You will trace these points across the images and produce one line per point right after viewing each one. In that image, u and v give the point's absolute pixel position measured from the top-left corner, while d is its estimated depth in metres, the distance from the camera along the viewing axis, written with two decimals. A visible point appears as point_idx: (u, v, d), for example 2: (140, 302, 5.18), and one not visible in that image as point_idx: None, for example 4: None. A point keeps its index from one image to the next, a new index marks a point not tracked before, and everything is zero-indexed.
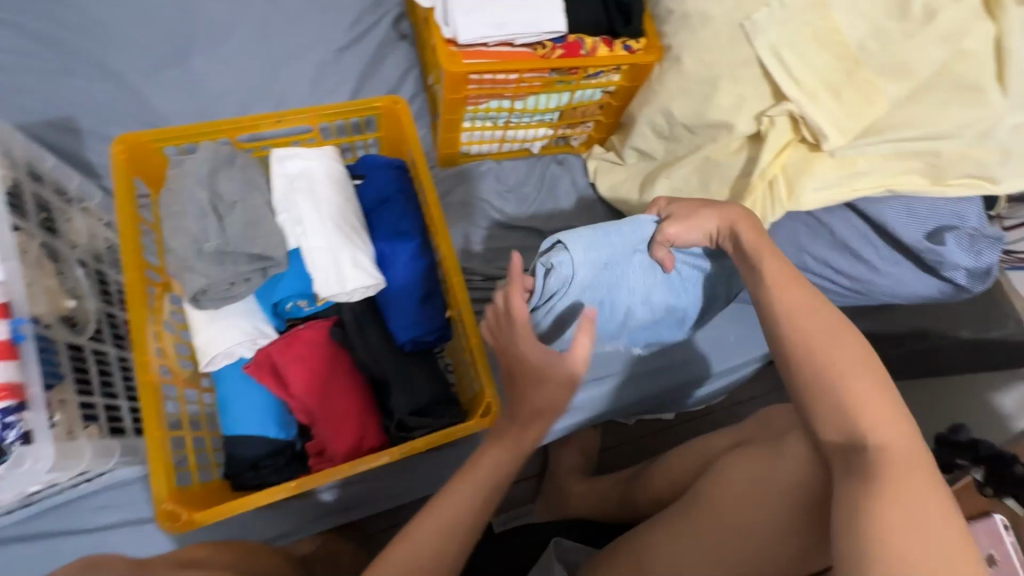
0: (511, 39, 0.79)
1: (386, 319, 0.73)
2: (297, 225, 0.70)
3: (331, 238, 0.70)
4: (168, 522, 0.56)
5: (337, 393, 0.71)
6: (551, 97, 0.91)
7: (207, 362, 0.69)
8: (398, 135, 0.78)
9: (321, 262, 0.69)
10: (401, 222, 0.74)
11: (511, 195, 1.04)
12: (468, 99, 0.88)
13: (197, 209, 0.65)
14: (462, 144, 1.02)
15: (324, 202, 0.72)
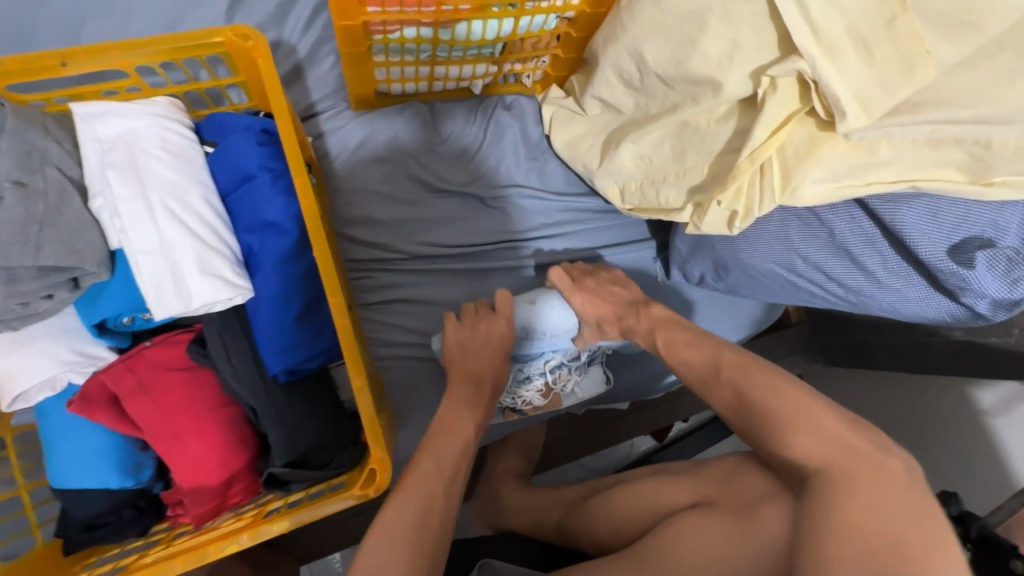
0: None
1: (255, 338, 0.56)
2: (116, 220, 0.50)
3: (164, 234, 0.51)
4: None
5: (191, 436, 0.55)
6: (488, 24, 0.68)
7: (15, 399, 0.53)
8: (262, 80, 0.57)
9: (150, 270, 0.51)
10: (271, 210, 0.56)
11: (445, 149, 0.84)
12: (372, 25, 0.64)
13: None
14: (379, 83, 0.78)
15: (154, 182, 0.52)
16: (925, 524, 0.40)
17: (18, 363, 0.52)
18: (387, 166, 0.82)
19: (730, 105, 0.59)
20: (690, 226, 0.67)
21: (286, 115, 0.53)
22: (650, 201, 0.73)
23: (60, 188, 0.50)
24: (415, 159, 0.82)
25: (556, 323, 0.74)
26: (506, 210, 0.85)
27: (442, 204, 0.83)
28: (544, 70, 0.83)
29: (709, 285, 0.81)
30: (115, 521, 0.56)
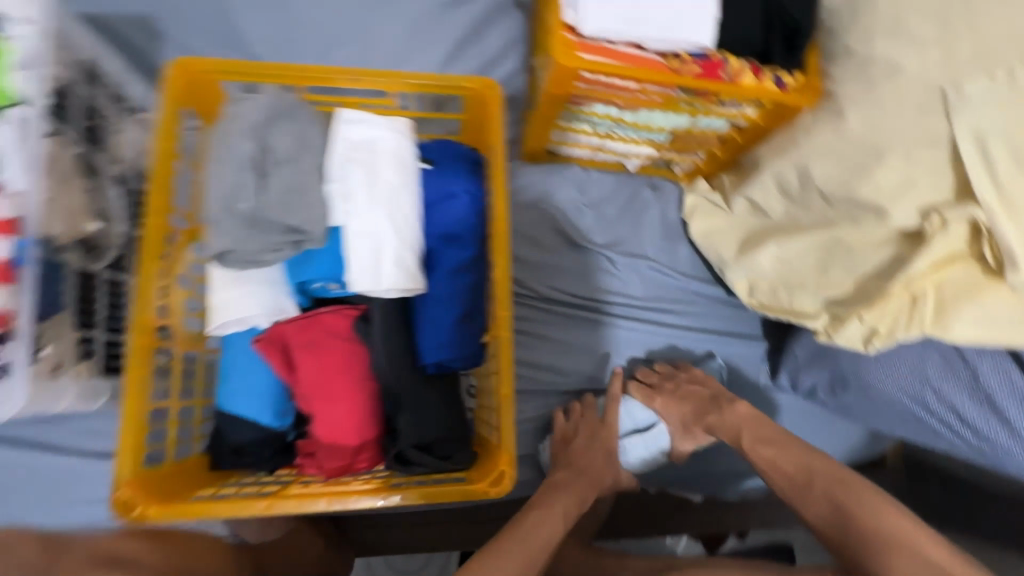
0: (640, 41, 0.64)
1: (415, 329, 0.64)
2: (347, 204, 0.62)
3: (379, 225, 0.61)
4: (121, 511, 0.54)
5: (342, 398, 0.62)
6: (668, 116, 0.77)
7: (217, 326, 0.62)
8: (483, 121, 0.68)
9: (361, 251, 0.61)
10: (461, 226, 0.65)
11: (589, 210, 0.92)
12: (571, 97, 0.74)
13: (243, 162, 0.58)
14: (551, 142, 0.88)
15: (382, 182, 0.63)
16: None
17: (233, 298, 0.62)
18: (538, 213, 0.91)
19: (890, 232, 0.63)
20: (822, 334, 0.69)
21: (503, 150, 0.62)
22: (779, 301, 0.76)
23: (311, 168, 0.60)
24: (562, 213, 0.91)
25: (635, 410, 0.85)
26: (629, 277, 0.91)
27: (575, 256, 0.90)
28: (696, 163, 0.91)
29: (818, 398, 0.81)
30: (257, 454, 0.63)
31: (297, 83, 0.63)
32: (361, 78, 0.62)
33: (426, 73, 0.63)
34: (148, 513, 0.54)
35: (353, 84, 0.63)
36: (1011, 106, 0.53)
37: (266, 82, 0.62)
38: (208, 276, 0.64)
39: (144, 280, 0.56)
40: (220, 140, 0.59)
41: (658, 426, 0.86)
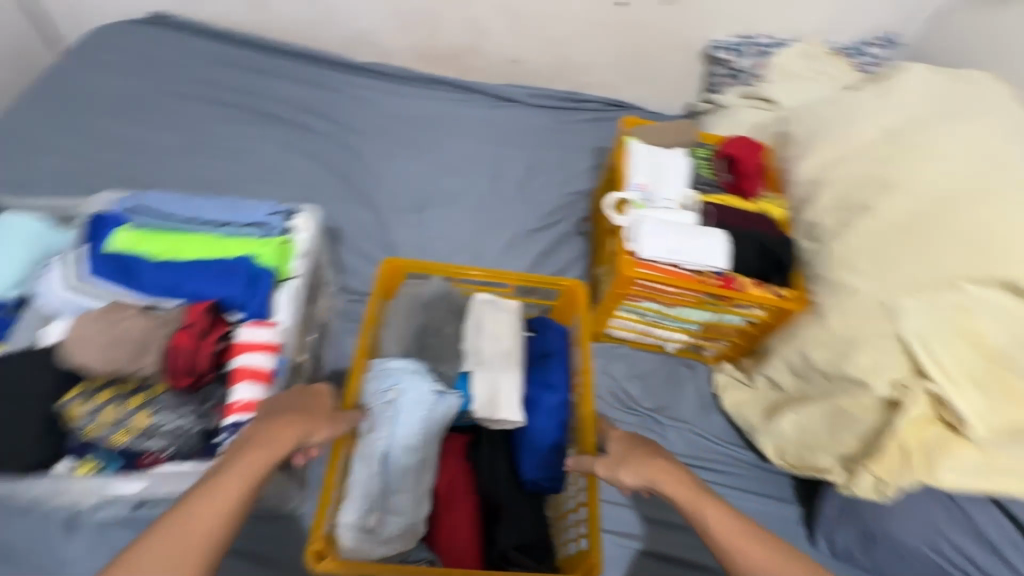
0: (679, 262, 0.96)
1: (518, 456, 0.83)
2: (477, 354, 0.86)
3: (499, 371, 0.85)
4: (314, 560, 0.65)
5: (461, 508, 0.78)
6: (698, 312, 1.05)
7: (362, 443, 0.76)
8: (572, 307, 0.97)
9: (485, 389, 0.83)
10: (552, 376, 0.88)
11: (638, 380, 1.15)
12: (628, 295, 1.04)
13: (413, 332, 0.87)
14: (608, 326, 1.16)
15: (502, 342, 0.88)
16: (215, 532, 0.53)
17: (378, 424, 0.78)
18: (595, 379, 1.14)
19: (876, 401, 0.84)
20: (843, 487, 0.85)
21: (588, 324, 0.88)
22: (804, 462, 0.93)
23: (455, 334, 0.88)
24: (615, 382, 1.14)
25: (397, 456, 0.76)
26: (672, 437, 1.09)
27: (627, 417, 1.10)
28: (723, 349, 1.16)
29: (856, 560, 0.89)
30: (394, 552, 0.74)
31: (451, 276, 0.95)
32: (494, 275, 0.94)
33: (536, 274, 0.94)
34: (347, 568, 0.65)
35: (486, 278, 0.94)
36: (935, 316, 0.79)
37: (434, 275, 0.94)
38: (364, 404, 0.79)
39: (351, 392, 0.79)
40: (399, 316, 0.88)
41: (395, 494, 0.74)
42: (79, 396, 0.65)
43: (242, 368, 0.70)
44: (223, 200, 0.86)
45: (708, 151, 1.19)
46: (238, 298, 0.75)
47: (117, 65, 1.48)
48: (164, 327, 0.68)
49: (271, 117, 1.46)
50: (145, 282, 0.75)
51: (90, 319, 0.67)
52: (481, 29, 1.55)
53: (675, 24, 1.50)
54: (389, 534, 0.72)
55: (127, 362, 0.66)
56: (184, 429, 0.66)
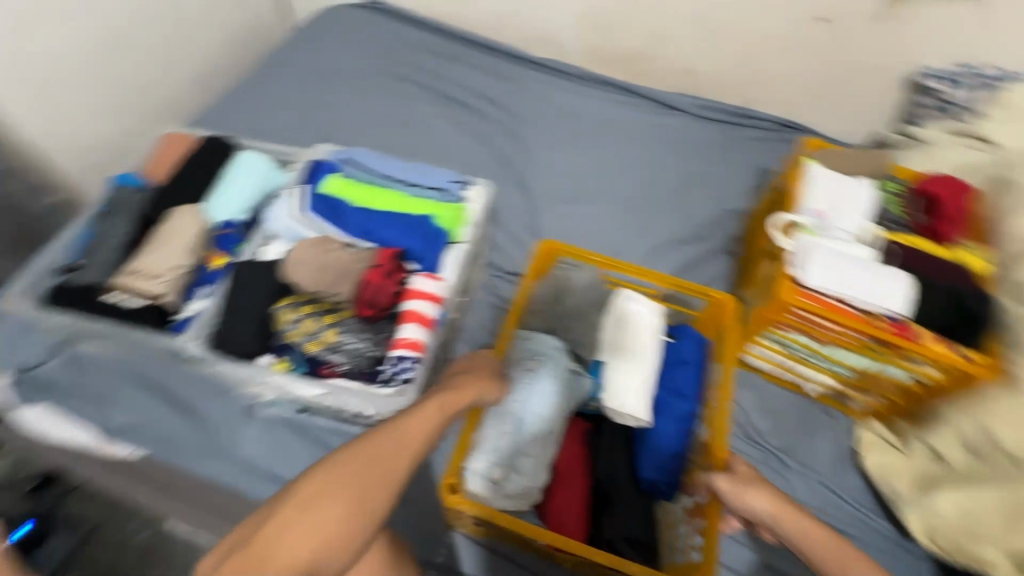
0: (848, 297, 0.89)
1: (638, 454, 0.84)
2: (613, 346, 0.88)
3: (632, 368, 0.86)
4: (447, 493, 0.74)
5: (576, 487, 0.81)
6: (857, 357, 0.97)
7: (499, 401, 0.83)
8: (717, 322, 0.95)
9: (616, 381, 0.85)
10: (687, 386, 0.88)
11: (768, 415, 1.08)
12: (778, 323, 0.99)
13: (562, 313, 0.91)
14: (746, 352, 1.10)
15: (641, 340, 0.88)
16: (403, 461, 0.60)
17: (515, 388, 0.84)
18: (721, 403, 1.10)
19: None
20: None
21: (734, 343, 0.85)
22: (961, 549, 0.82)
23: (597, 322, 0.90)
24: (743, 411, 1.09)
25: (529, 422, 0.81)
26: (797, 484, 1.01)
27: (750, 450, 1.04)
28: (874, 405, 1.05)
29: None
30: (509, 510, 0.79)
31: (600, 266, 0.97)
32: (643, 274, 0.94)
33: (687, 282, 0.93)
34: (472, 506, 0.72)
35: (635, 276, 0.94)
36: None
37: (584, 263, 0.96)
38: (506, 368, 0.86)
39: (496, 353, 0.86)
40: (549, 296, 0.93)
41: (522, 455, 0.79)
42: (290, 305, 0.79)
43: (412, 311, 0.79)
44: (415, 164, 0.97)
45: (900, 184, 1.07)
46: (418, 251, 0.84)
47: (334, 40, 1.71)
48: (361, 264, 0.79)
49: (449, 99, 1.60)
50: (347, 221, 0.86)
51: (307, 244, 0.80)
52: (660, 35, 1.55)
53: (881, 47, 1.37)
54: (510, 491, 0.78)
55: (328, 285, 0.77)
56: (360, 351, 0.77)
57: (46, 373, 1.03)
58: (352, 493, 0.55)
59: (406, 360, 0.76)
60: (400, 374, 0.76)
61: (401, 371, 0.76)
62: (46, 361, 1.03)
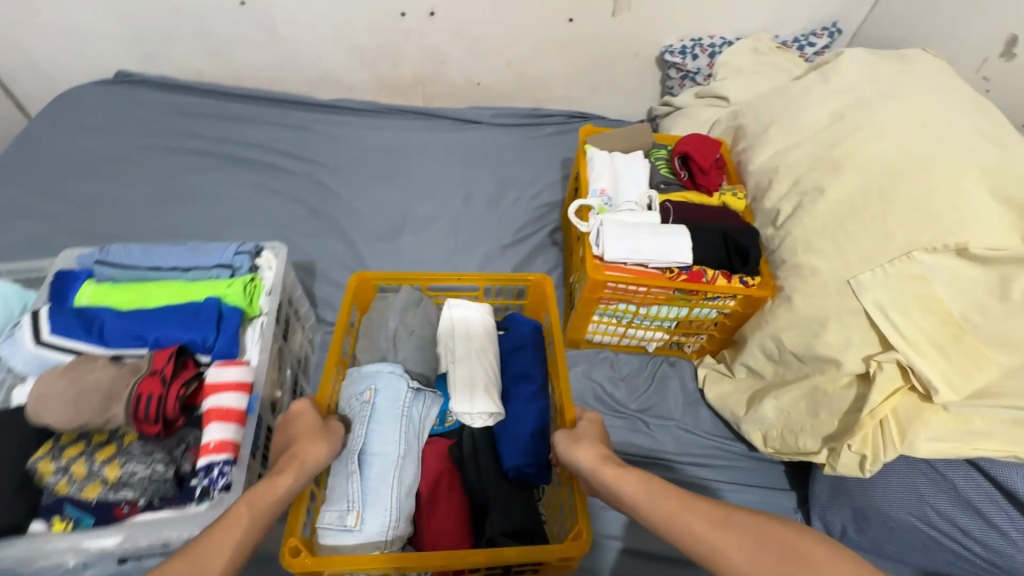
0: (645, 261, 0.98)
1: (499, 449, 0.83)
2: (451, 355, 0.88)
3: (471, 368, 0.86)
4: (288, 556, 0.65)
5: (445, 502, 0.80)
6: (672, 309, 1.07)
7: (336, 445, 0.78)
8: (542, 302, 0.99)
9: (459, 384, 0.84)
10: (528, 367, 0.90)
11: (622, 382, 1.15)
12: (601, 299, 1.06)
13: (386, 335, 0.88)
14: (588, 332, 1.16)
15: (475, 341, 0.89)
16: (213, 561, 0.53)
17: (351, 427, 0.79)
18: (580, 386, 1.14)
19: (850, 377, 0.84)
20: (828, 466, 0.84)
21: (558, 315, 0.89)
22: (789, 445, 0.93)
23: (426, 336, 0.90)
24: (601, 386, 1.15)
25: (373, 455, 0.76)
26: (662, 437, 1.09)
27: (615, 420, 1.10)
28: (701, 343, 1.17)
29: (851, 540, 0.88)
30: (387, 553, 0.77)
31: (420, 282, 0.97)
32: (462, 278, 0.95)
33: (503, 272, 0.95)
34: (317, 564, 0.65)
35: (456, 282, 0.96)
36: (889, 286, 0.80)
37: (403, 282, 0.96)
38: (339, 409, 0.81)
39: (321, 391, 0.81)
40: (371, 323, 0.90)
41: (376, 491, 0.74)
42: (48, 454, 0.65)
43: (213, 408, 0.70)
44: (186, 246, 0.87)
45: (665, 151, 1.21)
46: (207, 340, 0.75)
47: (87, 125, 1.51)
48: (131, 375, 0.68)
49: (240, 161, 1.49)
50: (110, 333, 0.75)
51: (54, 376, 0.67)
52: (438, 57, 1.60)
53: (626, 35, 1.55)
54: (370, 531, 0.72)
55: (92, 414, 0.65)
56: (153, 476, 0.65)
57: None
58: None
59: (216, 466, 0.67)
60: (215, 484, 0.67)
61: (214, 481, 0.67)
62: None
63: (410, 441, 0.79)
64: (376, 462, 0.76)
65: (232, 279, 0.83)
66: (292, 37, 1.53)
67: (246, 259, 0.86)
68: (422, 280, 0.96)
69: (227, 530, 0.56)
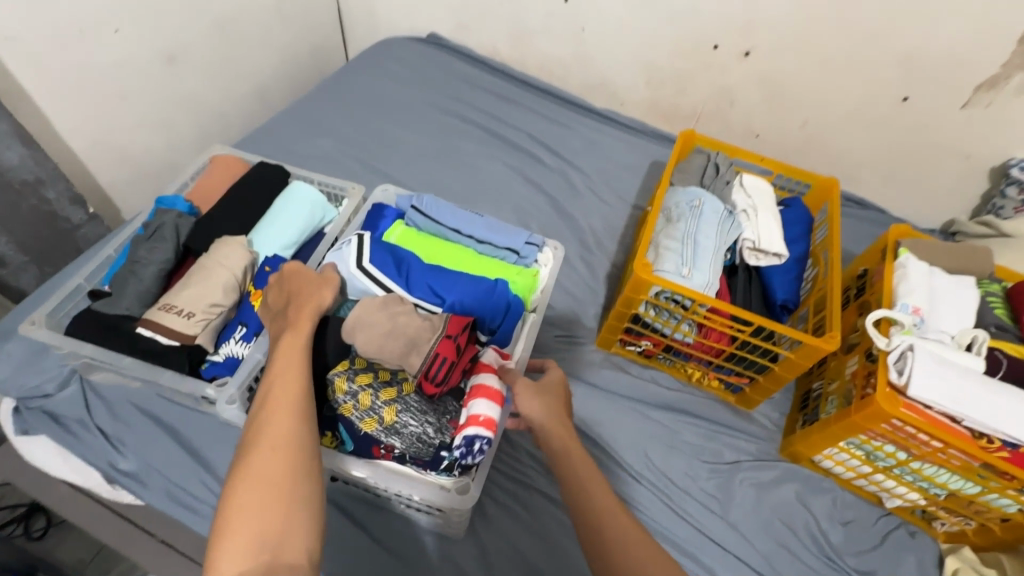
0: (961, 416, 0.79)
1: (767, 286, 1.06)
2: (748, 201, 1.11)
3: (768, 215, 1.09)
4: (641, 275, 0.92)
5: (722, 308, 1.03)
6: (957, 479, 0.86)
7: (676, 198, 1.07)
8: (822, 202, 1.16)
9: (760, 228, 1.07)
10: (784, 291, 1.04)
11: (844, 528, 0.97)
12: (869, 431, 0.88)
13: (707, 178, 1.13)
14: (821, 454, 0.99)
15: (768, 205, 1.11)
16: (281, 436, 0.55)
17: (681, 218, 1.03)
18: (790, 508, 0.98)
19: None
20: None
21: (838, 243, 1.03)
22: None
23: (731, 172, 1.16)
24: (814, 520, 0.97)
25: (698, 240, 1.00)
26: None
27: (824, 570, 0.93)
28: (965, 529, 0.93)
29: None
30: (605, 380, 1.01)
31: (728, 153, 1.19)
32: (764, 160, 1.17)
33: (800, 167, 1.16)
34: (671, 287, 0.93)
35: (757, 161, 1.18)
36: None
37: (717, 150, 1.20)
38: (669, 204, 1.07)
39: (656, 202, 1.06)
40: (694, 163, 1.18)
41: (697, 277, 0.96)
42: (346, 372, 0.75)
43: (483, 386, 0.73)
44: (484, 221, 0.96)
45: (999, 287, 1.00)
46: (494, 321, 0.83)
47: (391, 71, 1.68)
48: (432, 331, 0.74)
49: (503, 141, 1.54)
50: (417, 281, 0.83)
51: (375, 305, 0.76)
52: (729, 98, 1.50)
53: (963, 132, 1.31)
54: (697, 280, 0.96)
55: (394, 354, 0.73)
56: (421, 437, 0.74)
57: (56, 405, 0.93)
58: (271, 486, 0.51)
59: (477, 443, 0.70)
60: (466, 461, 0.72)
61: (468, 459, 0.72)
62: (58, 393, 0.93)
63: (725, 237, 1.03)
64: (712, 211, 1.04)
65: (519, 268, 0.91)
66: (594, 41, 1.55)
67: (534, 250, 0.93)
68: (732, 153, 1.20)
69: (279, 414, 0.57)
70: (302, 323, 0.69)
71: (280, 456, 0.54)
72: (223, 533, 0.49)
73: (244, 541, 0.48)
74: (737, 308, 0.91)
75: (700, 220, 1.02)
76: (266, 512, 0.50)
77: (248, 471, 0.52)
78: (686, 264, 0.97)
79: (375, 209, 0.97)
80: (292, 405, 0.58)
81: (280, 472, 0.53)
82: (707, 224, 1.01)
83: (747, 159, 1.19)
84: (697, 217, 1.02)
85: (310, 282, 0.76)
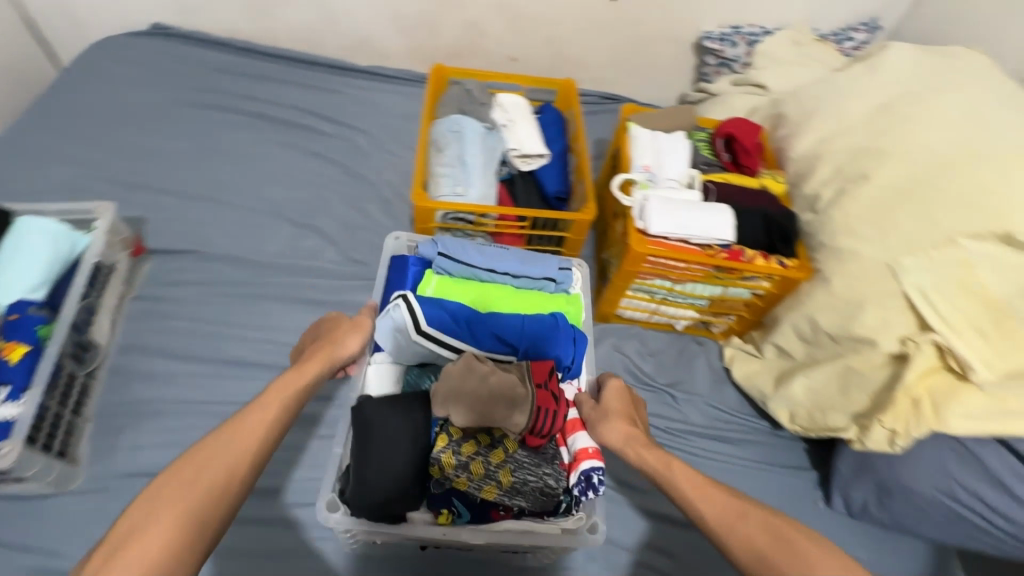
0: (688, 236, 0.99)
1: (540, 185, 1.19)
2: (506, 115, 1.22)
3: (525, 123, 1.21)
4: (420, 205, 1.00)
5: None
6: (707, 287, 1.09)
7: (439, 128, 1.14)
8: (569, 102, 1.32)
9: (520, 135, 1.19)
10: (554, 184, 1.18)
11: (651, 358, 1.17)
12: (640, 274, 1.08)
13: (464, 105, 1.21)
14: (620, 307, 1.19)
15: (524, 113, 1.24)
16: (225, 470, 0.65)
17: (447, 145, 1.11)
18: (609, 358, 1.16)
19: (885, 358, 0.89)
20: (857, 442, 0.90)
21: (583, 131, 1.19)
22: (818, 424, 0.97)
23: (485, 92, 1.25)
24: (628, 360, 1.17)
25: (465, 160, 1.09)
26: (685, 410, 1.12)
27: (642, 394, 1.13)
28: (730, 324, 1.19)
29: (872, 515, 0.95)
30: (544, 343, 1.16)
31: (479, 78, 1.29)
32: (510, 77, 1.29)
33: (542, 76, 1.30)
34: (450, 208, 1.02)
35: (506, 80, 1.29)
36: (937, 272, 0.85)
37: (468, 77, 1.29)
38: (435, 136, 1.14)
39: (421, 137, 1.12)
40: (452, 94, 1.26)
41: (473, 192, 1.06)
42: (450, 445, 0.78)
43: (580, 425, 0.86)
44: (517, 255, 1.02)
45: (706, 134, 1.24)
46: (567, 358, 0.91)
47: (118, 74, 1.48)
48: (523, 381, 0.79)
49: (272, 121, 1.47)
50: (481, 333, 0.89)
51: (463, 371, 0.77)
52: (478, 30, 1.59)
53: (665, 19, 1.55)
54: (474, 195, 1.06)
55: (501, 412, 0.75)
56: (546, 490, 0.80)
57: None
58: (189, 515, 0.61)
59: (593, 474, 0.81)
60: (585, 491, 0.82)
61: (586, 490, 0.82)
62: None
63: (491, 151, 1.13)
64: (471, 130, 1.13)
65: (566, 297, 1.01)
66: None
67: (570, 276, 1.03)
68: (483, 78, 1.29)
69: (237, 446, 0.67)
70: (303, 374, 0.78)
71: (214, 491, 0.63)
72: (125, 542, 0.57)
73: (139, 551, 0.57)
74: (509, 207, 1.02)
75: (463, 142, 1.11)
76: (171, 540, 0.58)
77: (188, 492, 0.62)
78: (461, 185, 1.06)
79: (398, 266, 1.02)
80: (252, 447, 0.68)
81: (205, 505, 0.62)
82: (470, 144, 1.11)
83: (496, 79, 1.29)
84: (460, 140, 1.11)
85: (342, 335, 0.88)
